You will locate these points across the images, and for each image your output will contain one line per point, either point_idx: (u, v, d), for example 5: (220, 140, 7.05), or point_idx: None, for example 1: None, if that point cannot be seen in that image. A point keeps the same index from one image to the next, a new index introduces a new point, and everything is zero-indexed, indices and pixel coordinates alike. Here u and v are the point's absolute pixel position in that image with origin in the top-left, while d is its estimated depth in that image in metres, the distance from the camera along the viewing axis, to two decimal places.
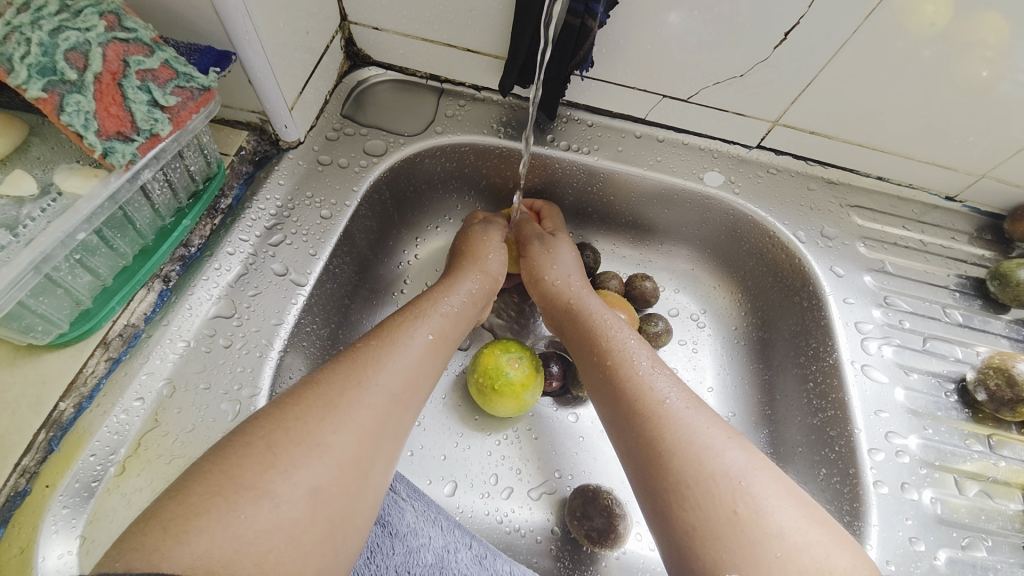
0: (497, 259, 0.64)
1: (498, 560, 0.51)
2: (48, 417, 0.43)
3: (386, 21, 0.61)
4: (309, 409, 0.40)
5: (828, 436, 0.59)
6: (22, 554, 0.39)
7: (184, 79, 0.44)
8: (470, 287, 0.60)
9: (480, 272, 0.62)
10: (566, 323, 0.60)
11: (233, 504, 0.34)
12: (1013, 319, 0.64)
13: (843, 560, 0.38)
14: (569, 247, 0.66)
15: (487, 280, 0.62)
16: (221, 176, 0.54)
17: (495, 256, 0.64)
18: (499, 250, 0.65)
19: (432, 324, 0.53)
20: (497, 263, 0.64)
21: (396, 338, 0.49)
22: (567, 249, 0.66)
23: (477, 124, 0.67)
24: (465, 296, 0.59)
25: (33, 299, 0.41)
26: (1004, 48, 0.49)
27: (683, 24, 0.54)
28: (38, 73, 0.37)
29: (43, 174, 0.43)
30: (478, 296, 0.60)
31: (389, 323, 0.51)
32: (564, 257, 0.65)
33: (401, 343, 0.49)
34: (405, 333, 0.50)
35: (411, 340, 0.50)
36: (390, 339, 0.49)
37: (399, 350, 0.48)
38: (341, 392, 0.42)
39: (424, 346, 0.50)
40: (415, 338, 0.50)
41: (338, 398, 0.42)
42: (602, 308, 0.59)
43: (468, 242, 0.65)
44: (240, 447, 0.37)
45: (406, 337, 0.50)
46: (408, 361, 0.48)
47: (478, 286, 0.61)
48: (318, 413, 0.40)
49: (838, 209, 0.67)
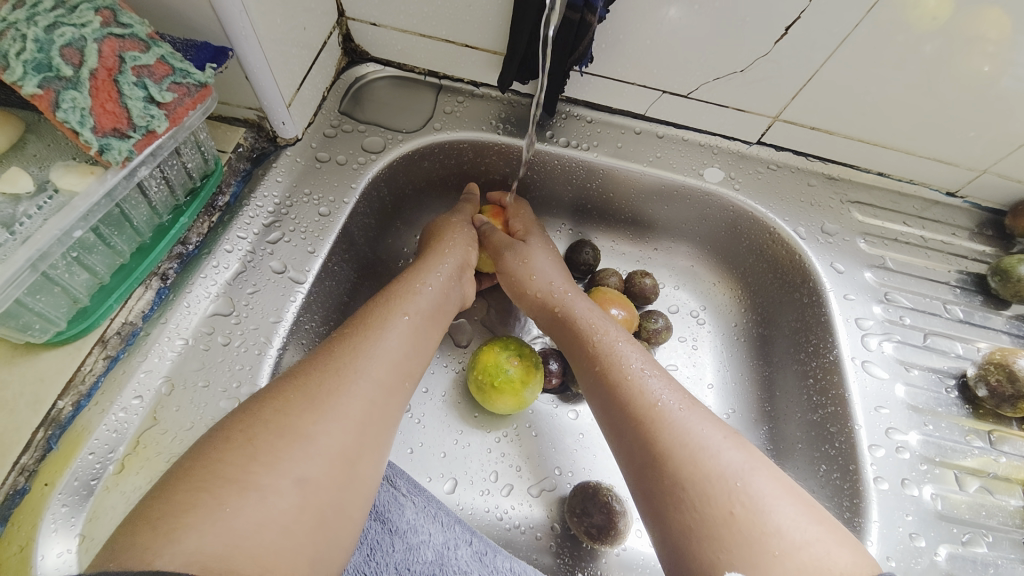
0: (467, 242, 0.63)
1: (499, 556, 0.51)
2: (46, 415, 0.43)
3: (384, 17, 0.61)
4: (288, 401, 0.40)
5: (828, 432, 0.59)
6: (21, 552, 0.39)
7: (181, 75, 0.43)
8: (451, 268, 0.59)
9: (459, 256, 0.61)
10: (558, 325, 0.60)
11: (219, 499, 0.34)
12: (1013, 315, 0.63)
13: (844, 557, 0.37)
14: (545, 254, 0.64)
15: (463, 262, 0.62)
16: (219, 173, 0.54)
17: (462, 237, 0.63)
18: (468, 241, 0.64)
19: (412, 307, 0.52)
20: (472, 249, 0.64)
21: (373, 324, 0.49)
22: (543, 256, 0.64)
23: (476, 121, 0.67)
24: (445, 275, 0.58)
25: (30, 297, 0.41)
26: (1006, 43, 0.49)
27: (683, 19, 0.54)
28: (33, 69, 0.37)
29: (39, 171, 0.42)
30: (459, 277, 0.60)
31: (366, 311, 0.51)
32: (541, 265, 0.63)
33: (377, 328, 0.49)
34: (382, 318, 0.50)
35: (390, 324, 0.49)
36: (367, 326, 0.49)
37: (376, 336, 0.48)
38: (320, 382, 0.42)
39: (404, 329, 0.50)
40: (393, 322, 0.50)
41: (317, 389, 0.42)
42: (591, 310, 0.59)
43: (442, 232, 0.64)
44: (220, 444, 0.37)
45: (383, 323, 0.49)
46: (386, 344, 0.47)
47: (455, 268, 0.60)
48: (298, 405, 0.40)
49: (838, 205, 0.67)
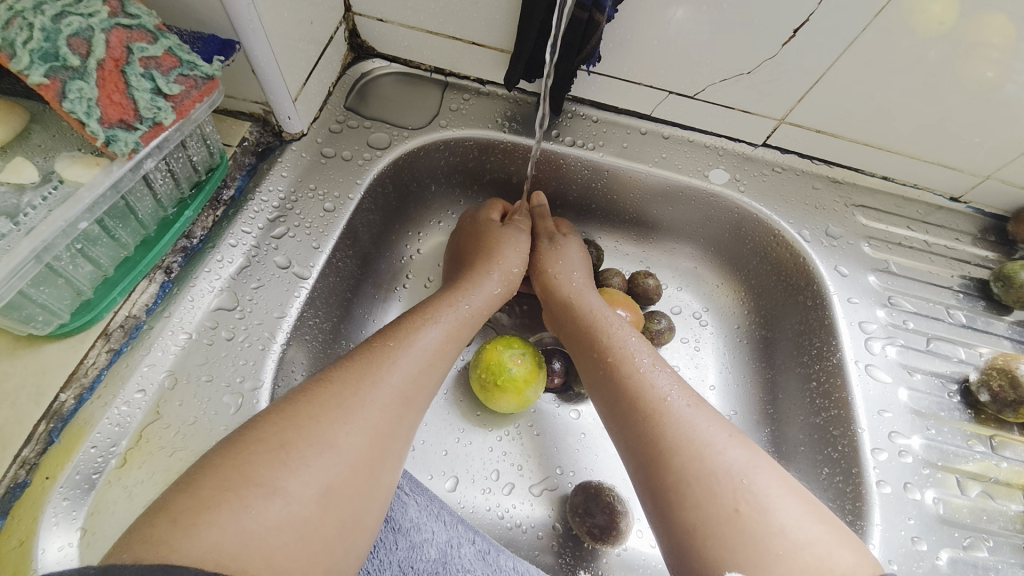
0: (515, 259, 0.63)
1: (502, 556, 0.51)
2: (48, 408, 0.43)
3: (390, 13, 0.61)
4: (323, 409, 0.40)
5: (830, 435, 0.59)
6: (20, 547, 0.39)
7: (187, 67, 0.43)
8: (488, 287, 0.60)
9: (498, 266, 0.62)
10: (565, 320, 0.60)
11: (244, 500, 0.33)
12: (1015, 320, 0.64)
13: (846, 558, 0.37)
14: (579, 247, 0.66)
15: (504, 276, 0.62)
16: (224, 168, 0.54)
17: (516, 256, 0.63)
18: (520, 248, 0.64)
19: (448, 325, 0.53)
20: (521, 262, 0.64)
21: (413, 339, 0.49)
22: (576, 249, 0.66)
23: (482, 118, 0.67)
24: (483, 293, 0.59)
25: (33, 289, 0.40)
26: (1011, 50, 0.49)
27: (690, 20, 0.54)
28: (39, 58, 0.36)
29: (44, 161, 0.42)
30: (495, 295, 0.61)
31: (402, 323, 0.51)
32: (573, 256, 0.65)
33: (417, 344, 0.49)
34: (421, 334, 0.50)
35: (425, 341, 0.49)
36: (408, 340, 0.49)
37: (411, 351, 0.48)
38: (355, 393, 0.42)
39: (438, 348, 0.50)
40: (430, 340, 0.50)
41: (351, 399, 0.41)
42: (603, 306, 0.59)
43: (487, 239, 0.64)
44: (252, 442, 0.36)
45: (422, 339, 0.49)
46: (421, 364, 0.47)
47: (498, 286, 0.61)
48: (330, 413, 0.40)
49: (843, 208, 0.67)
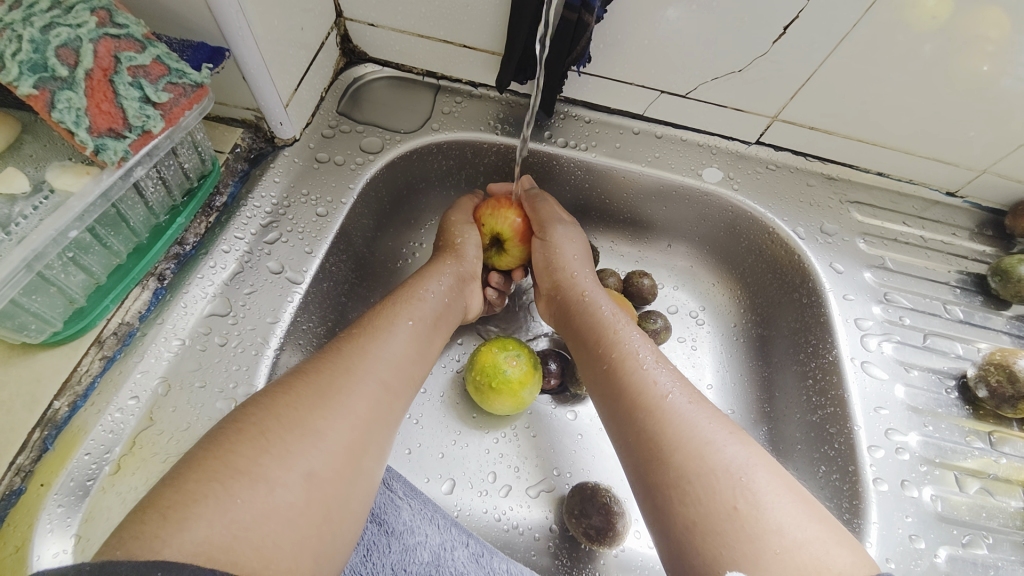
0: (472, 246, 0.64)
1: (496, 558, 0.51)
2: (43, 415, 0.43)
3: (382, 18, 0.61)
4: (299, 397, 0.40)
5: (827, 432, 0.58)
6: (17, 553, 0.39)
7: (176, 75, 0.43)
8: (448, 274, 0.60)
9: (456, 258, 0.62)
10: (572, 313, 0.60)
11: (229, 489, 0.34)
12: (1014, 315, 0.63)
13: (843, 557, 0.37)
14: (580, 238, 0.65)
15: (463, 267, 0.62)
16: (216, 173, 0.54)
17: (467, 241, 0.64)
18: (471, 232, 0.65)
19: (411, 311, 0.52)
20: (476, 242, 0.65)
21: (379, 327, 0.49)
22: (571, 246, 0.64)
23: (474, 120, 0.67)
24: (443, 282, 0.59)
25: (26, 298, 0.41)
26: (1005, 43, 0.48)
27: (682, 19, 0.54)
28: (29, 69, 0.37)
29: (35, 171, 0.42)
30: (455, 280, 0.60)
31: (371, 314, 0.51)
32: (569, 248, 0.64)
33: (383, 331, 0.49)
34: (388, 322, 0.50)
35: (394, 328, 0.49)
36: (371, 328, 0.49)
37: (387, 338, 0.48)
38: (330, 380, 0.42)
39: (407, 334, 0.50)
40: (398, 326, 0.50)
41: (328, 386, 0.42)
42: (610, 305, 0.59)
43: (449, 233, 0.65)
44: (232, 434, 0.37)
45: (388, 325, 0.50)
46: (396, 352, 0.48)
47: (454, 274, 0.61)
48: (308, 401, 0.40)
49: (837, 204, 0.67)
